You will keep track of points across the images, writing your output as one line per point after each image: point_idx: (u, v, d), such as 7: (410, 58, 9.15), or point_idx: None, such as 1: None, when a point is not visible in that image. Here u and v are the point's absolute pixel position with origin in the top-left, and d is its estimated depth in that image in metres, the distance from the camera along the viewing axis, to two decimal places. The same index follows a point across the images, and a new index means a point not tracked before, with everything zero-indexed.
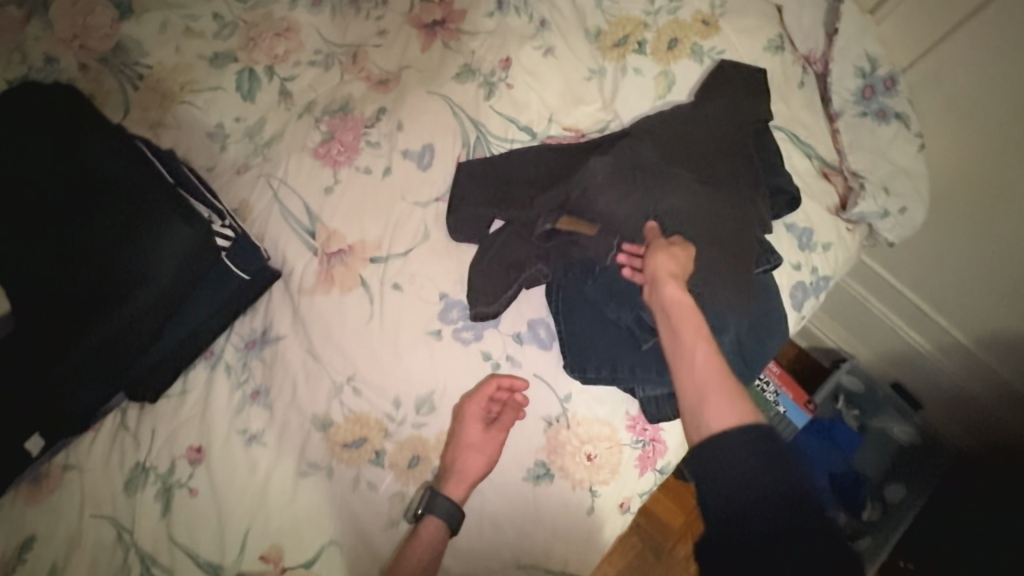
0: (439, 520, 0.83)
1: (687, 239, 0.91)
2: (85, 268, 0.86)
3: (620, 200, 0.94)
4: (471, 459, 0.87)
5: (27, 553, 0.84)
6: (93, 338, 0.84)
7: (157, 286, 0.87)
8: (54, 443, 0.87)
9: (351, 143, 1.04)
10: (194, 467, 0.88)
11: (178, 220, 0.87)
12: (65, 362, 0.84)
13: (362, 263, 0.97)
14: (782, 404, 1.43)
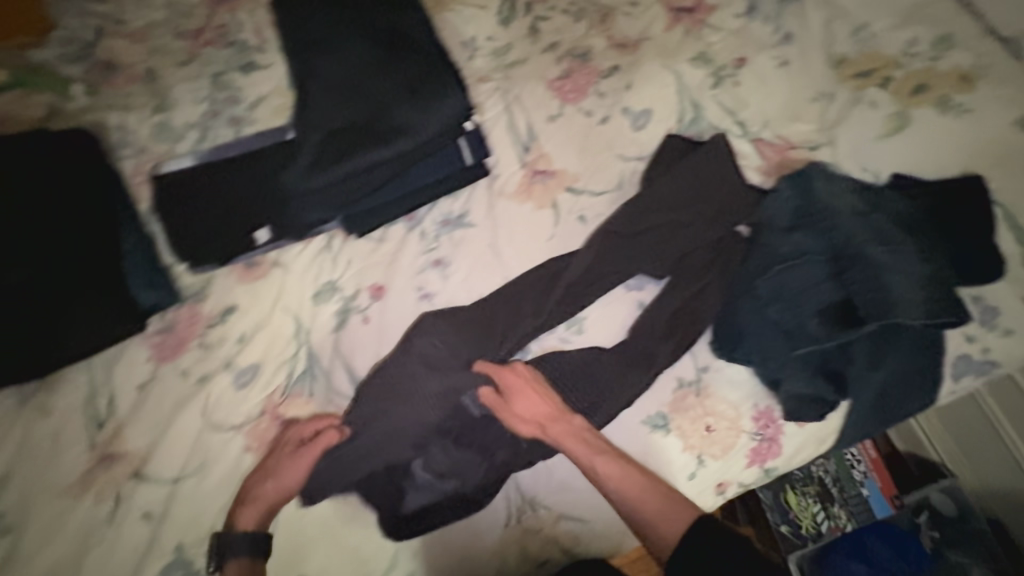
0: (239, 560, 0.84)
1: (878, 268, 0.93)
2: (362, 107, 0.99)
3: (816, 213, 0.99)
4: (263, 488, 0.88)
5: (228, 317, 1.01)
6: (348, 164, 0.96)
7: (410, 141, 0.97)
8: (275, 241, 1.04)
9: (582, 86, 1.13)
10: (371, 301, 1.01)
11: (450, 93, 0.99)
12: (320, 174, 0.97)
13: (558, 189, 1.07)
14: (866, 487, 1.47)
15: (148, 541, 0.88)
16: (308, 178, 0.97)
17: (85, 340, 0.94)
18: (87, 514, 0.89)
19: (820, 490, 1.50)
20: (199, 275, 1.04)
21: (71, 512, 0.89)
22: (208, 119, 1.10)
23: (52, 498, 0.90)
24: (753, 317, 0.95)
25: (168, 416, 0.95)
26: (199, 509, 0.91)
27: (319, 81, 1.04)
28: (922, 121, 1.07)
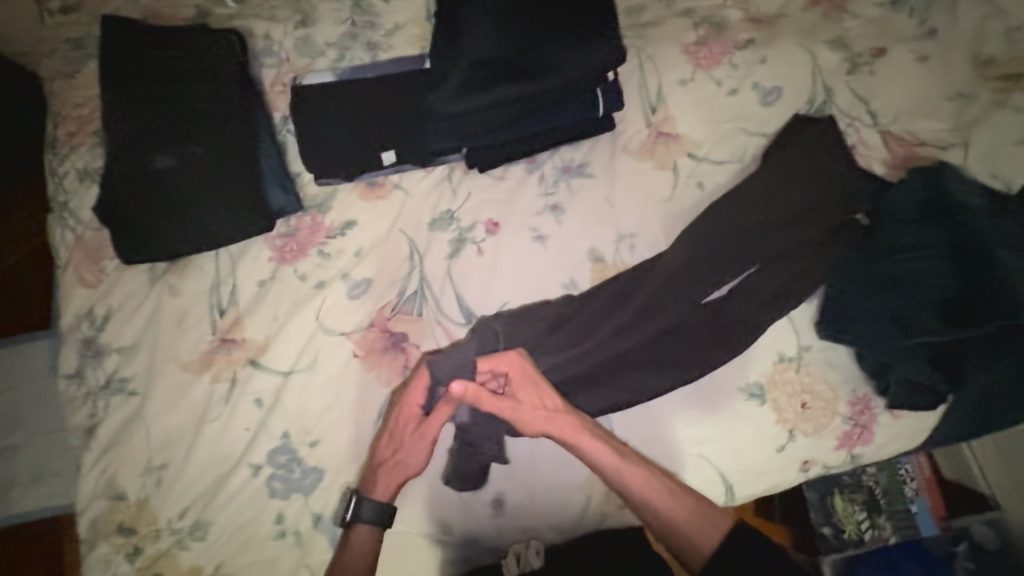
0: (368, 526, 0.87)
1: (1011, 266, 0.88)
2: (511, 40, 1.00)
3: (947, 205, 0.96)
4: (398, 461, 0.89)
5: (347, 231, 1.05)
6: (497, 94, 1.00)
7: (561, 80, 1.00)
8: (399, 164, 1.06)
9: (716, 55, 1.13)
10: (486, 236, 1.03)
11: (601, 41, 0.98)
12: (469, 100, 1.01)
13: (680, 153, 1.08)
14: (915, 505, 1.31)
15: (258, 424, 0.94)
16: (457, 103, 1.01)
17: (222, 231, 1.00)
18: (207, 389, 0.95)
19: (868, 498, 1.34)
20: (324, 188, 1.08)
21: (192, 386, 0.95)
22: (348, 40, 1.13)
23: (174, 371, 0.96)
24: (863, 300, 0.95)
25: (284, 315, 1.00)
26: (307, 404, 0.95)
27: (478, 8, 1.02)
28: None
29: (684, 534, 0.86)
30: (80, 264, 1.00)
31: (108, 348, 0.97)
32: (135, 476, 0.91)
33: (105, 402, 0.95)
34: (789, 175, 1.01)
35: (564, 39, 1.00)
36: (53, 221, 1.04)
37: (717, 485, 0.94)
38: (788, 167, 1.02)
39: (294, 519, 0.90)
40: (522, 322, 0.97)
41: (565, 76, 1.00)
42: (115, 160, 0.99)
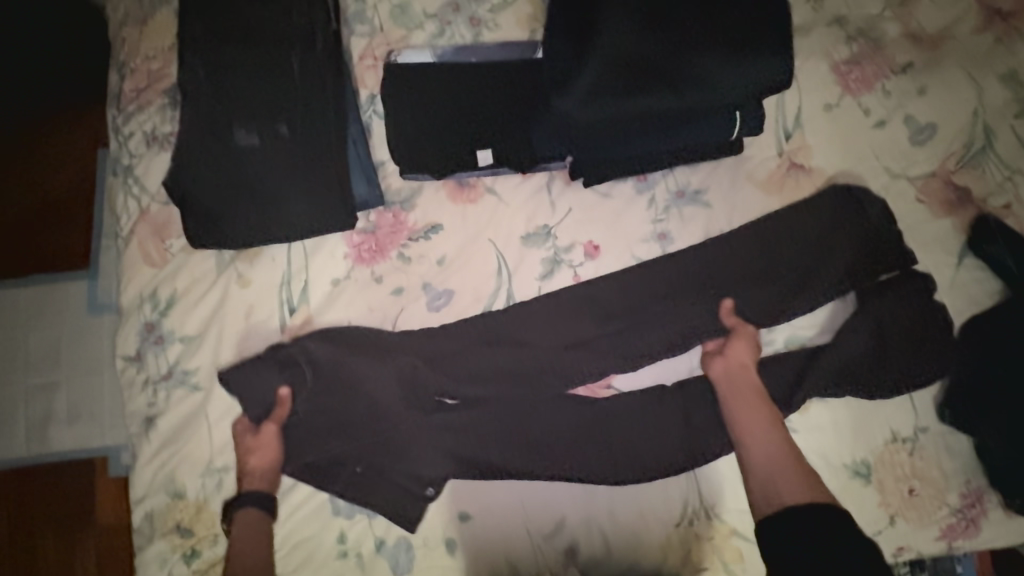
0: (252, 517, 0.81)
1: None
2: (659, 41, 0.82)
3: None
4: (253, 458, 0.84)
5: (431, 234, 0.96)
6: (630, 105, 0.83)
7: (710, 96, 0.81)
8: (496, 167, 0.95)
9: (869, 78, 0.98)
10: (584, 259, 0.94)
11: (771, 52, 0.80)
12: (598, 109, 0.84)
13: (811, 190, 0.95)
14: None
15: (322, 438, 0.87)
16: (580, 111, 0.84)
17: (299, 223, 0.91)
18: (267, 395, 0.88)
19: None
20: (408, 182, 0.97)
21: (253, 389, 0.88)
22: (450, 12, 1.00)
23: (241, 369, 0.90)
24: (1005, 387, 0.87)
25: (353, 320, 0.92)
26: (365, 421, 0.88)
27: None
28: None
29: (768, 484, 0.71)
30: (145, 239, 0.93)
31: (171, 336, 0.91)
32: (195, 474, 0.88)
33: (166, 393, 0.90)
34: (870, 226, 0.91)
35: (724, 47, 0.81)
36: (116, 186, 0.95)
37: None
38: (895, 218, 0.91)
39: (355, 541, 0.87)
40: (614, 363, 0.90)
41: (717, 93, 0.81)
42: (192, 131, 0.90)
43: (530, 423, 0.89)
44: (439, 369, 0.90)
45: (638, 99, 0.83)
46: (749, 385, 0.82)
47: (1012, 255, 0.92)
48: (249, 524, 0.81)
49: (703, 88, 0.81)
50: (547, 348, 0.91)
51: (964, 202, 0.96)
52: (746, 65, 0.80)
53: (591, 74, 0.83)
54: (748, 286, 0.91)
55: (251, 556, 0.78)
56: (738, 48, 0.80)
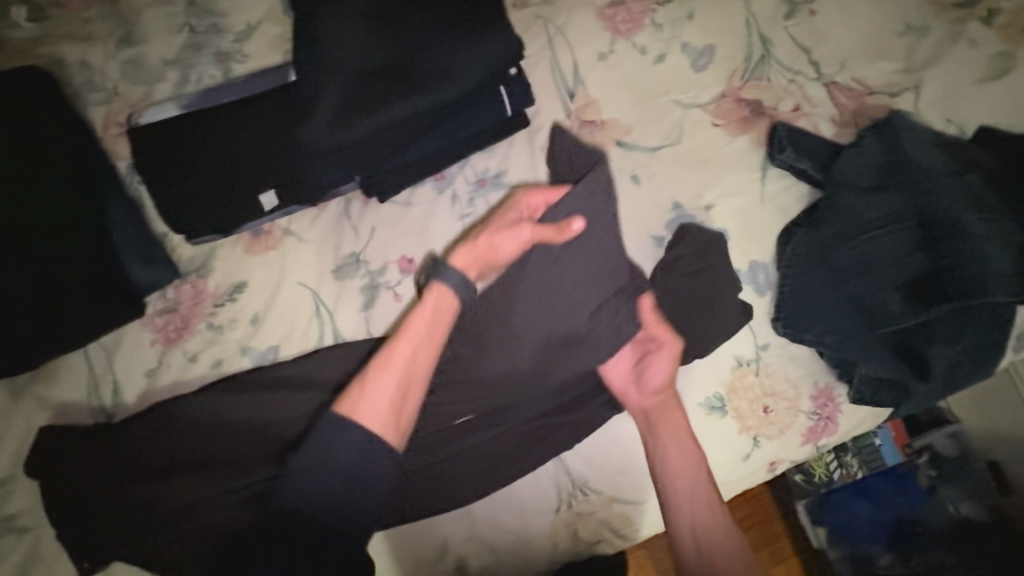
0: (438, 294, 0.79)
1: (974, 241, 0.80)
2: (391, 45, 0.81)
3: (891, 175, 0.88)
4: (399, 348, 0.75)
5: (237, 294, 0.90)
6: (381, 116, 0.81)
7: (458, 89, 0.82)
8: (284, 207, 0.90)
9: (637, 15, 0.96)
10: (402, 276, 0.90)
11: (494, 31, 0.82)
12: (350, 129, 0.81)
13: (609, 143, 0.94)
14: (879, 437, 1.32)
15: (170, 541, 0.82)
16: (334, 134, 0.81)
17: (86, 321, 0.85)
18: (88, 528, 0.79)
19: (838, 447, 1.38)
20: (200, 247, 0.91)
21: (74, 519, 0.80)
22: (191, 54, 0.92)
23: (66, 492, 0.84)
24: (824, 289, 0.86)
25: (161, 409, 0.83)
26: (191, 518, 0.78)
27: (342, 10, 0.80)
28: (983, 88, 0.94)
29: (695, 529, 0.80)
30: None
31: None
32: None
33: None
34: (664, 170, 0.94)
35: (452, 39, 0.81)
36: None
37: None
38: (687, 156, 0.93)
39: None
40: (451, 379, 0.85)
41: (462, 84, 0.82)
42: None
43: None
44: (269, 443, 0.82)
45: (388, 108, 0.81)
46: (675, 417, 0.84)
47: (807, 156, 0.92)
48: (429, 302, 0.78)
49: (446, 85, 0.81)
50: None
51: (757, 115, 0.97)
52: (476, 50, 0.82)
53: (332, 94, 0.80)
54: None
55: (407, 365, 0.75)
56: (461, 35, 0.81)
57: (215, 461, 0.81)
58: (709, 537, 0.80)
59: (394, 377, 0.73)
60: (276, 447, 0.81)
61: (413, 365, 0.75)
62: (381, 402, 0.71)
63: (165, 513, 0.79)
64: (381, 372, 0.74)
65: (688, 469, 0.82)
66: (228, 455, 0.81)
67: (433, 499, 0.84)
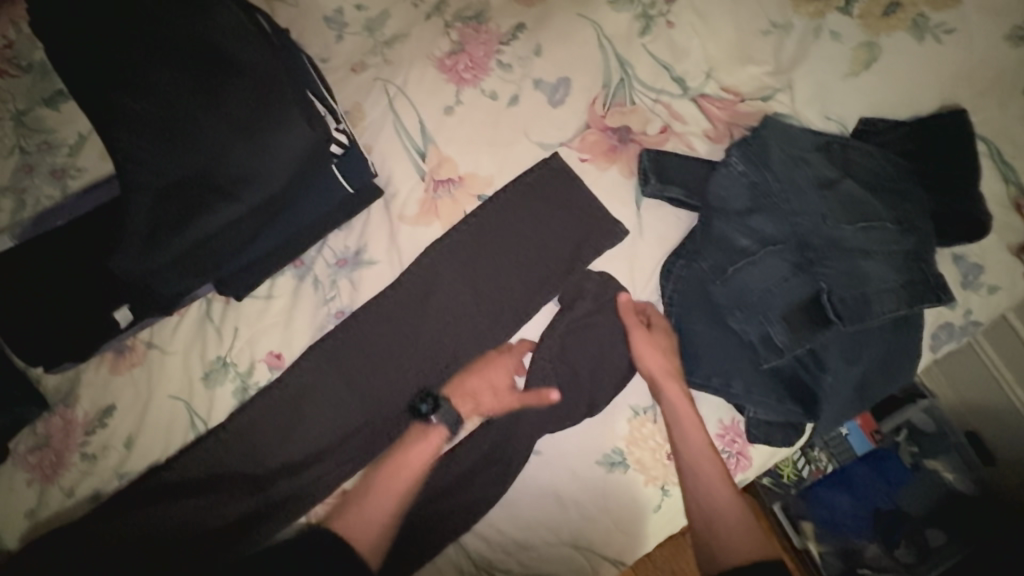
0: (443, 430, 0.81)
1: (839, 260, 0.78)
2: (193, 153, 0.77)
3: (757, 195, 0.83)
4: (416, 448, 0.80)
5: (107, 419, 0.86)
6: (194, 228, 0.77)
7: (270, 186, 0.78)
8: (140, 321, 0.86)
9: (480, 60, 0.91)
10: (272, 373, 0.86)
11: (296, 120, 0.77)
12: (164, 248, 0.77)
13: (470, 199, 0.89)
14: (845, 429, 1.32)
15: None
16: (147, 256, 0.77)
17: None
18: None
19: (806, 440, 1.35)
20: (63, 373, 0.88)
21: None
22: (24, 176, 0.89)
23: None
24: (705, 328, 0.83)
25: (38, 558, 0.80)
26: None
27: (127, 128, 0.77)
28: (853, 83, 0.89)
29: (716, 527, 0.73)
30: None
31: None
32: None
33: None
34: (533, 219, 0.89)
35: (252, 137, 0.76)
36: None
37: (603, 569, 0.85)
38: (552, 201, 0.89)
39: None
40: (335, 472, 0.83)
41: (274, 179, 0.78)
42: None
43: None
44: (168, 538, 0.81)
45: (201, 219, 0.77)
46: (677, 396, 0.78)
47: (678, 184, 0.87)
48: (423, 438, 0.81)
49: (256, 185, 0.78)
50: (253, 482, 0.84)
51: (626, 143, 0.91)
52: (277, 145, 0.77)
53: (139, 214, 0.77)
54: (448, 333, 0.87)
55: (396, 487, 0.78)
56: (258, 133, 0.77)
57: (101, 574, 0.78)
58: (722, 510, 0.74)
59: (383, 500, 0.77)
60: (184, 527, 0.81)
61: (406, 478, 0.79)
62: (372, 516, 0.76)
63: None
64: (369, 496, 0.77)
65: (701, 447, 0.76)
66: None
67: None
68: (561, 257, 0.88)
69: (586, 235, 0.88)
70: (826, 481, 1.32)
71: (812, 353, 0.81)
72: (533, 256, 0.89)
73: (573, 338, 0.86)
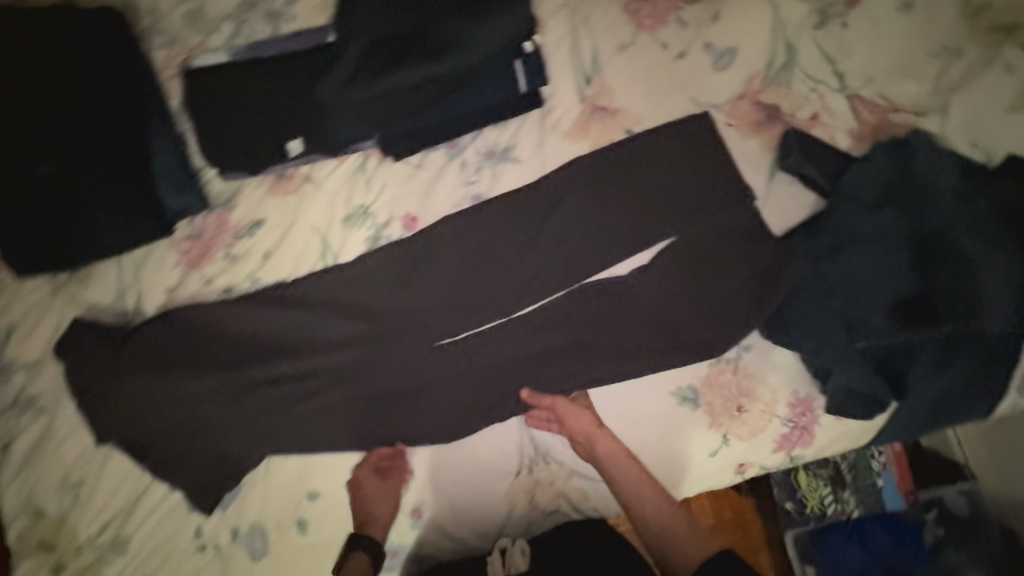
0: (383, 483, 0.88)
1: (957, 268, 0.83)
2: (416, 17, 0.91)
3: (892, 191, 0.88)
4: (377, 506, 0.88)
5: (255, 230, 0.98)
6: (391, 78, 0.90)
7: (463, 59, 0.90)
8: (307, 155, 0.97)
9: (661, 12, 0.99)
10: (404, 232, 0.96)
11: (509, 7, 0.90)
12: (363, 85, 0.91)
13: (617, 130, 0.97)
14: (883, 479, 1.25)
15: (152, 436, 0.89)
16: (348, 91, 0.91)
17: (115, 239, 0.93)
18: (114, 430, 0.89)
19: (835, 475, 1.28)
20: (228, 184, 0.99)
21: (103, 414, 0.89)
22: (244, 11, 1.02)
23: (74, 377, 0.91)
24: (806, 295, 0.87)
25: (174, 325, 0.91)
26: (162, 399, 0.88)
27: None
28: (1010, 119, 0.92)
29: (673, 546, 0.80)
30: None
31: (12, 365, 0.93)
32: (54, 491, 0.91)
33: (16, 419, 0.92)
34: (670, 166, 0.96)
35: (468, 13, 0.90)
36: None
37: None
38: (691, 153, 0.96)
39: (212, 532, 0.89)
40: (437, 329, 0.92)
41: (467, 55, 0.90)
42: None
43: (364, 401, 0.91)
44: (281, 341, 0.92)
45: (400, 70, 0.90)
46: (606, 441, 0.86)
47: (815, 165, 0.93)
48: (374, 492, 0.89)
49: (454, 52, 0.90)
50: (361, 318, 0.93)
51: (772, 120, 0.97)
52: (486, 23, 0.89)
53: (353, 54, 0.91)
54: (565, 242, 0.94)
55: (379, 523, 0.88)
56: (476, 12, 0.91)
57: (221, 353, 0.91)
58: (670, 528, 0.82)
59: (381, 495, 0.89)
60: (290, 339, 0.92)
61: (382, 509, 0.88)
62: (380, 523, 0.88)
63: (163, 409, 0.88)
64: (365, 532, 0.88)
65: (638, 480, 0.85)
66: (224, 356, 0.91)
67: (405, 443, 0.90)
68: (686, 203, 0.94)
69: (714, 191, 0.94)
70: (842, 528, 1.23)
71: (911, 347, 0.84)
72: (661, 193, 0.95)
73: (681, 278, 0.92)
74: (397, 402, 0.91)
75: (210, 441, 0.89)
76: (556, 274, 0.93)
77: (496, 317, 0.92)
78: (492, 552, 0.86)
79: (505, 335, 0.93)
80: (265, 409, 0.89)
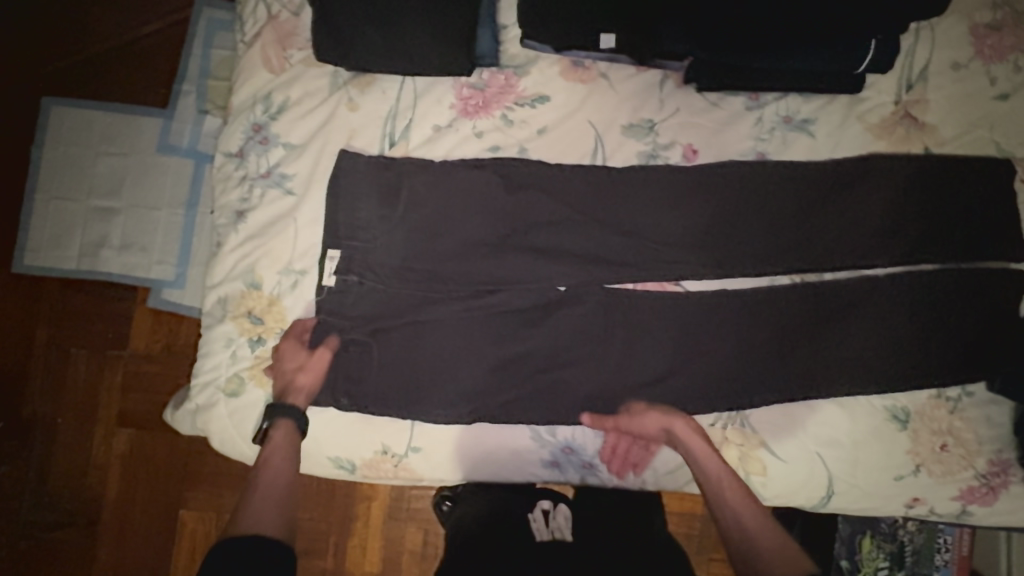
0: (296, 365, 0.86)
1: None
2: None
3: None
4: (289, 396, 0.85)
5: (537, 104, 0.98)
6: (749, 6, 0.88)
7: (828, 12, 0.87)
8: (616, 52, 0.96)
9: (1004, 48, 0.97)
10: (681, 161, 0.96)
11: None
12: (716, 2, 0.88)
13: (918, 143, 0.95)
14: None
15: (388, 255, 0.89)
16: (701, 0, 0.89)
17: (416, 58, 0.93)
18: (355, 237, 0.89)
19: (896, 551, 1.08)
20: (524, 51, 0.99)
21: (352, 217, 0.89)
22: None
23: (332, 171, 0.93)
24: None
25: (443, 162, 0.92)
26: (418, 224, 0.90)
27: None
28: None
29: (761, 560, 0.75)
30: (269, 44, 0.96)
31: (276, 139, 0.94)
32: (274, 271, 0.91)
33: (261, 191, 0.94)
34: (963, 195, 0.92)
35: None
36: None
37: (819, 489, 0.92)
38: (988, 189, 0.93)
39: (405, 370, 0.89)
40: (684, 261, 0.92)
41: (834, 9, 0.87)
42: None
43: (595, 298, 0.91)
44: (534, 214, 0.92)
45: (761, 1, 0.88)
46: (704, 452, 0.84)
47: None
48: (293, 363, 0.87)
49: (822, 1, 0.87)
50: (615, 224, 0.92)
51: None
52: None
53: None
54: (833, 227, 0.92)
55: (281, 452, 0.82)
56: None
57: (479, 203, 0.91)
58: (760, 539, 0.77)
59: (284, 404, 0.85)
60: (544, 217, 0.92)
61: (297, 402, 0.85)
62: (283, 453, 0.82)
63: (416, 233, 0.89)
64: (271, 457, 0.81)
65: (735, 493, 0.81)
66: (479, 209, 0.91)
67: (617, 356, 0.91)
68: (968, 235, 0.92)
69: (998, 236, 0.92)
70: None
71: None
72: (946, 217, 0.92)
73: (935, 306, 0.91)
74: (624, 312, 0.92)
75: (443, 279, 0.89)
76: (814, 253, 0.92)
77: (744, 271, 0.92)
78: (534, 510, 0.91)
79: (745, 294, 0.92)
80: (504, 269, 0.90)
